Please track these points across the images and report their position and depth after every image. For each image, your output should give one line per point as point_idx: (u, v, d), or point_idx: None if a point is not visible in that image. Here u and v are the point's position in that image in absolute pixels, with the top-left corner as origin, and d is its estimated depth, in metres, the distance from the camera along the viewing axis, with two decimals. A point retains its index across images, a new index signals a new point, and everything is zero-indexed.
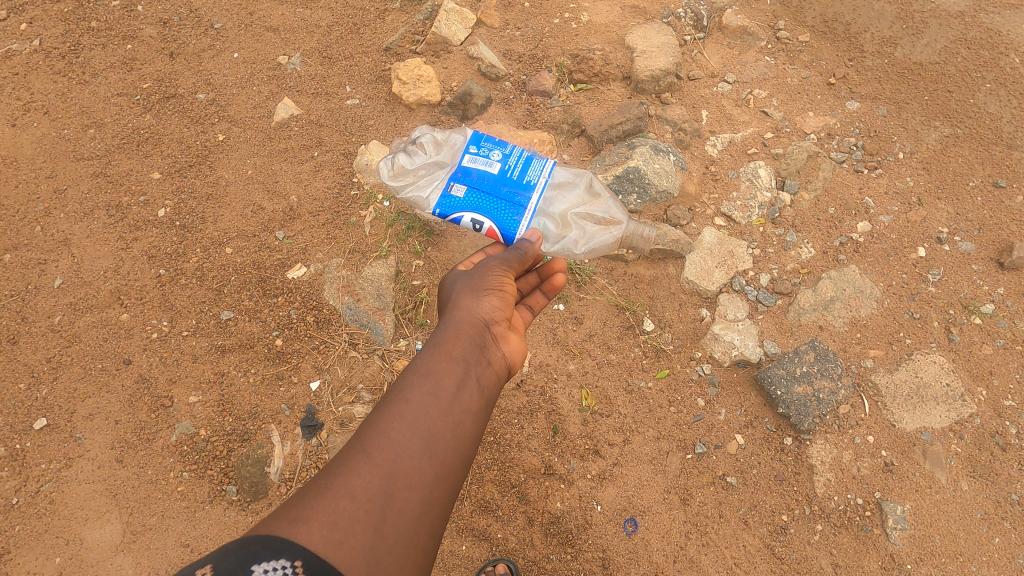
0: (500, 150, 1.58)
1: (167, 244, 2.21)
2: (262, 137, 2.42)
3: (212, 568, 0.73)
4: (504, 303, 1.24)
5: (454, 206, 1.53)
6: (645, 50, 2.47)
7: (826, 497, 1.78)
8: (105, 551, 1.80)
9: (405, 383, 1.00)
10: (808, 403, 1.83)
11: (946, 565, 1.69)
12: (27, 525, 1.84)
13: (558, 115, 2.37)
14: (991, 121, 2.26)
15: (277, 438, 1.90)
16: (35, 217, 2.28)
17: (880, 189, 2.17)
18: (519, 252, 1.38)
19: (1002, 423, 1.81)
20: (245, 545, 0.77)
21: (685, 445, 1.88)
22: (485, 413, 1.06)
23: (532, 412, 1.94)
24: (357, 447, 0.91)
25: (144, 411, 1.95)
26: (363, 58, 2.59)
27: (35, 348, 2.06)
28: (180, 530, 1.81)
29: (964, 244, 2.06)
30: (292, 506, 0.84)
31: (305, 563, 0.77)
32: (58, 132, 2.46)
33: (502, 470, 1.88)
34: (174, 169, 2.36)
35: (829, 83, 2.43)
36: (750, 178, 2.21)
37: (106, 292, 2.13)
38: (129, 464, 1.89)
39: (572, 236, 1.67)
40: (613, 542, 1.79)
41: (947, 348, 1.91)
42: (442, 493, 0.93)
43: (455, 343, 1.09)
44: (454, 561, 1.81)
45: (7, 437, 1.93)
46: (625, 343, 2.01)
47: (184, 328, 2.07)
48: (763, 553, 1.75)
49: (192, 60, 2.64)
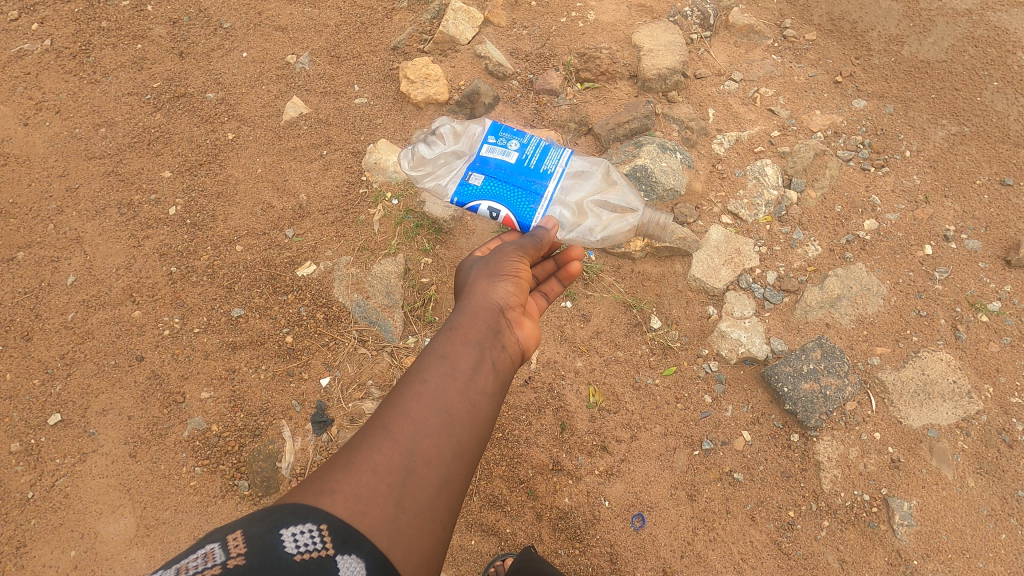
0: (517, 140, 1.59)
1: (178, 242, 2.23)
2: (272, 135, 2.44)
3: (243, 532, 0.75)
4: (519, 290, 1.26)
5: (471, 194, 1.55)
6: (653, 48, 2.48)
7: (833, 494, 1.79)
8: (119, 545, 1.83)
9: (423, 364, 1.02)
10: (815, 400, 1.84)
11: (952, 561, 1.70)
12: (42, 519, 1.86)
13: (565, 114, 2.39)
14: (998, 119, 2.26)
15: (289, 433, 1.93)
16: (48, 216, 2.31)
17: (887, 188, 2.18)
18: (534, 240, 1.39)
19: (1009, 420, 1.82)
20: (273, 512, 0.79)
21: (692, 442, 1.89)
22: (499, 395, 1.07)
23: (540, 409, 1.96)
24: (379, 425, 0.93)
25: (156, 407, 1.98)
26: (371, 57, 2.62)
27: (48, 345, 2.09)
28: (193, 525, 1.83)
29: (970, 242, 2.06)
30: (317, 479, 0.86)
31: (331, 526, 0.79)
32: (69, 131, 2.49)
33: (511, 466, 1.90)
34: (185, 167, 2.39)
35: (835, 82, 2.44)
36: (757, 176, 2.21)
37: (118, 289, 2.15)
38: (142, 459, 1.92)
39: (587, 224, 1.68)
40: (621, 537, 1.81)
41: (953, 345, 1.92)
42: (459, 471, 0.95)
43: (471, 326, 1.11)
44: (463, 556, 1.82)
45: (21, 432, 1.97)
46: (632, 340, 2.03)
47: (195, 325, 2.09)
48: (770, 549, 1.77)
49: (202, 60, 2.66)
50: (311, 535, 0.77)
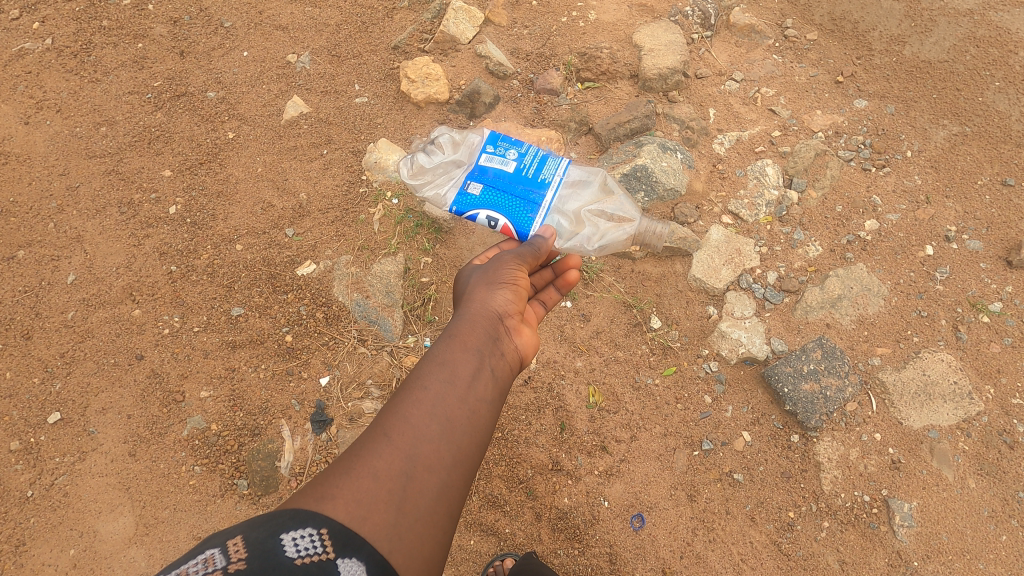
0: (516, 149, 1.59)
1: (178, 241, 2.23)
2: (272, 134, 2.44)
3: (244, 538, 0.76)
4: (517, 298, 1.26)
5: (470, 203, 1.54)
6: (653, 48, 2.47)
7: (833, 494, 1.79)
8: (118, 544, 1.83)
9: (422, 371, 1.01)
10: (816, 400, 1.84)
11: (952, 562, 1.69)
12: (42, 517, 1.87)
13: (566, 113, 2.39)
14: (1000, 119, 2.26)
15: (288, 433, 1.92)
16: (49, 214, 2.31)
17: (888, 188, 2.17)
18: (532, 248, 1.39)
19: (1011, 421, 1.81)
20: (273, 517, 0.79)
21: (692, 442, 1.89)
22: (499, 402, 1.07)
23: (540, 409, 1.96)
24: (379, 431, 0.93)
25: (156, 405, 1.98)
26: (372, 56, 2.62)
27: (49, 343, 2.09)
28: (192, 524, 1.83)
29: (972, 243, 2.06)
30: (318, 485, 0.86)
31: (331, 530, 0.79)
32: (70, 130, 2.49)
33: (510, 466, 1.89)
34: (186, 166, 2.39)
35: (836, 82, 2.43)
36: (758, 176, 2.21)
37: (118, 288, 2.16)
38: (141, 458, 1.92)
39: (585, 233, 1.68)
40: (621, 537, 1.80)
41: (954, 346, 1.92)
42: (459, 477, 0.94)
43: (470, 333, 1.11)
44: (462, 555, 1.82)
45: (20, 431, 1.97)
46: (632, 340, 2.03)
47: (195, 324, 2.09)
48: (769, 550, 1.76)
49: (203, 59, 2.66)
50: (312, 539, 0.77)
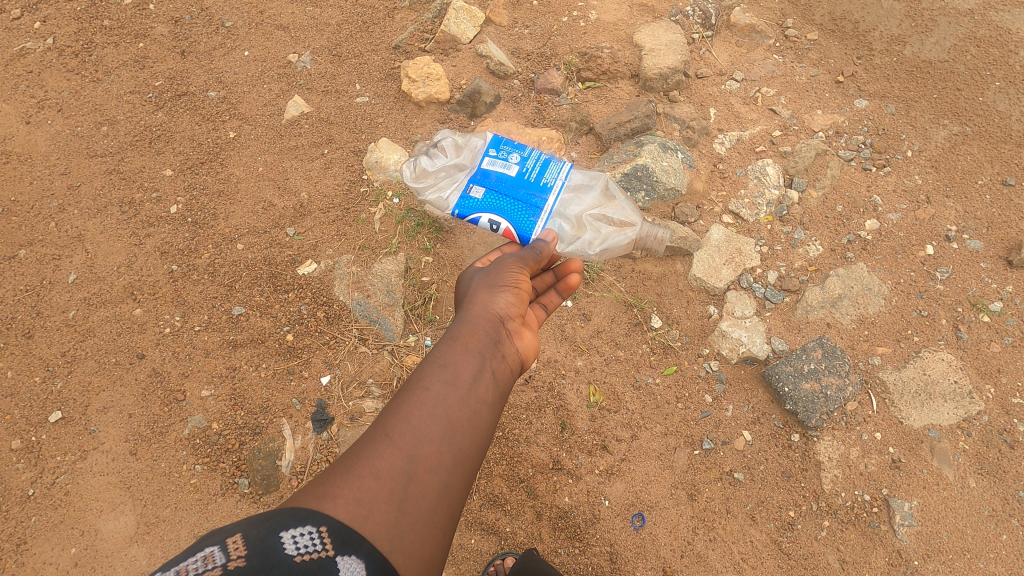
0: (518, 153, 1.59)
1: (178, 240, 2.24)
2: (273, 134, 2.44)
3: (243, 536, 0.76)
4: (518, 300, 1.26)
5: (472, 206, 1.55)
6: (654, 48, 2.48)
7: (833, 494, 1.79)
8: (119, 542, 1.83)
9: (424, 372, 1.02)
10: (816, 400, 1.84)
11: (952, 561, 1.70)
12: (43, 516, 1.87)
13: (567, 113, 2.39)
14: (1000, 119, 2.26)
15: (289, 432, 1.93)
16: (50, 214, 2.31)
17: (888, 187, 2.18)
18: (534, 252, 1.39)
19: (1011, 421, 1.81)
20: (273, 515, 0.79)
21: (693, 441, 1.89)
22: (499, 404, 1.07)
23: (541, 408, 1.96)
24: (380, 431, 0.93)
25: (157, 405, 1.98)
26: (372, 56, 2.62)
27: (50, 342, 2.09)
28: (193, 522, 1.83)
29: (972, 242, 2.06)
30: (319, 484, 0.86)
31: (331, 528, 0.79)
32: (72, 129, 2.49)
33: (511, 465, 1.90)
34: (186, 166, 2.39)
35: (837, 81, 2.43)
36: (758, 176, 2.21)
37: (118, 288, 2.16)
38: (143, 457, 1.92)
39: (587, 237, 1.68)
40: (621, 536, 1.81)
41: (955, 345, 1.92)
42: (459, 478, 0.94)
43: (471, 335, 1.11)
44: (462, 554, 1.82)
45: (21, 429, 1.97)
46: (633, 339, 2.03)
47: (195, 323, 2.09)
48: (770, 549, 1.76)
49: (204, 58, 2.66)
50: (311, 537, 0.77)
